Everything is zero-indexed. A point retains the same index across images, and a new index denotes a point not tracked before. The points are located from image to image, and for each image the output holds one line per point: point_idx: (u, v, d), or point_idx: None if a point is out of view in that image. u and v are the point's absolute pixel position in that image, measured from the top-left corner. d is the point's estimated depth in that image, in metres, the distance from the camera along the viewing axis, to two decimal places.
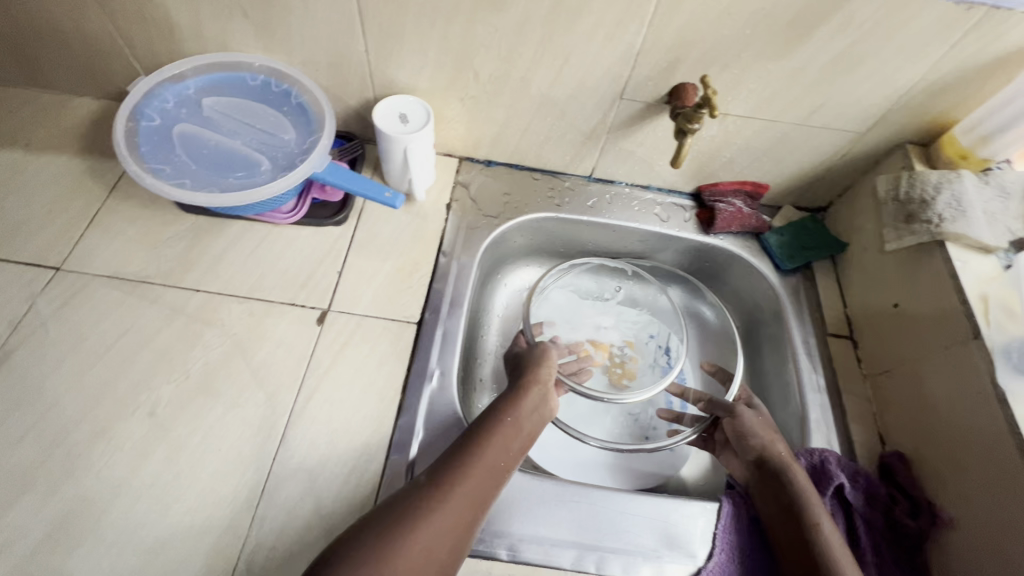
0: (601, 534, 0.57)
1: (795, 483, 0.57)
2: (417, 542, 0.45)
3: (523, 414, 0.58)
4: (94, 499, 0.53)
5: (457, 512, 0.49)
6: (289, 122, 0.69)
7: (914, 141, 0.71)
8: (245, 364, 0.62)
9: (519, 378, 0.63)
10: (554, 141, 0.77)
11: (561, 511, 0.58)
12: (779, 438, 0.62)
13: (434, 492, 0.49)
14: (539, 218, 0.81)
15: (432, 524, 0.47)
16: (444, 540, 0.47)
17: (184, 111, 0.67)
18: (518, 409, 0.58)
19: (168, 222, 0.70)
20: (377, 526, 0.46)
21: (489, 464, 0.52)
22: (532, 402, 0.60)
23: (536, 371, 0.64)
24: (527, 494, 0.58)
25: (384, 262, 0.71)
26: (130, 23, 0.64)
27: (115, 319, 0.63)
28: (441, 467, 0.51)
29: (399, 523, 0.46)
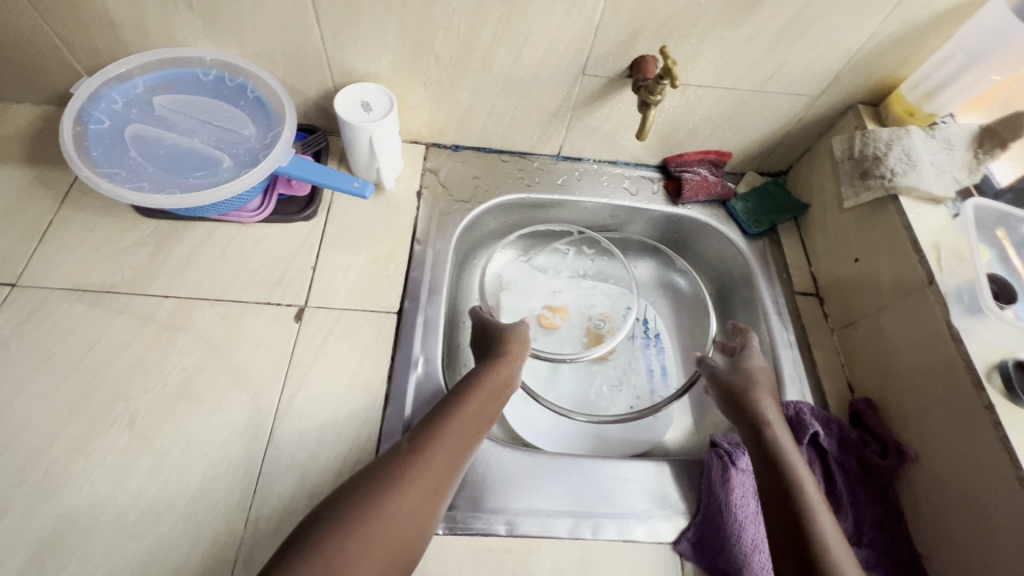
0: (594, 501, 0.59)
1: (765, 434, 0.59)
2: (398, 504, 0.47)
3: (496, 382, 0.60)
4: (78, 518, 0.52)
5: (435, 474, 0.50)
6: (247, 117, 0.67)
7: (864, 102, 0.74)
8: (225, 367, 0.61)
9: (491, 352, 0.65)
10: (520, 121, 0.77)
11: (554, 482, 0.59)
12: (764, 389, 0.63)
13: (414, 456, 0.50)
14: (511, 199, 0.81)
15: (411, 486, 0.48)
16: (422, 502, 0.48)
17: (135, 111, 0.64)
18: (491, 377, 0.60)
19: (128, 228, 0.68)
20: (360, 493, 0.47)
21: (460, 434, 0.54)
22: (504, 372, 0.62)
23: (508, 345, 0.65)
24: (520, 469, 0.60)
25: (359, 254, 0.71)
26: (67, 22, 0.61)
27: (81, 332, 0.61)
28: (421, 432, 0.53)
29: (374, 492, 0.47)
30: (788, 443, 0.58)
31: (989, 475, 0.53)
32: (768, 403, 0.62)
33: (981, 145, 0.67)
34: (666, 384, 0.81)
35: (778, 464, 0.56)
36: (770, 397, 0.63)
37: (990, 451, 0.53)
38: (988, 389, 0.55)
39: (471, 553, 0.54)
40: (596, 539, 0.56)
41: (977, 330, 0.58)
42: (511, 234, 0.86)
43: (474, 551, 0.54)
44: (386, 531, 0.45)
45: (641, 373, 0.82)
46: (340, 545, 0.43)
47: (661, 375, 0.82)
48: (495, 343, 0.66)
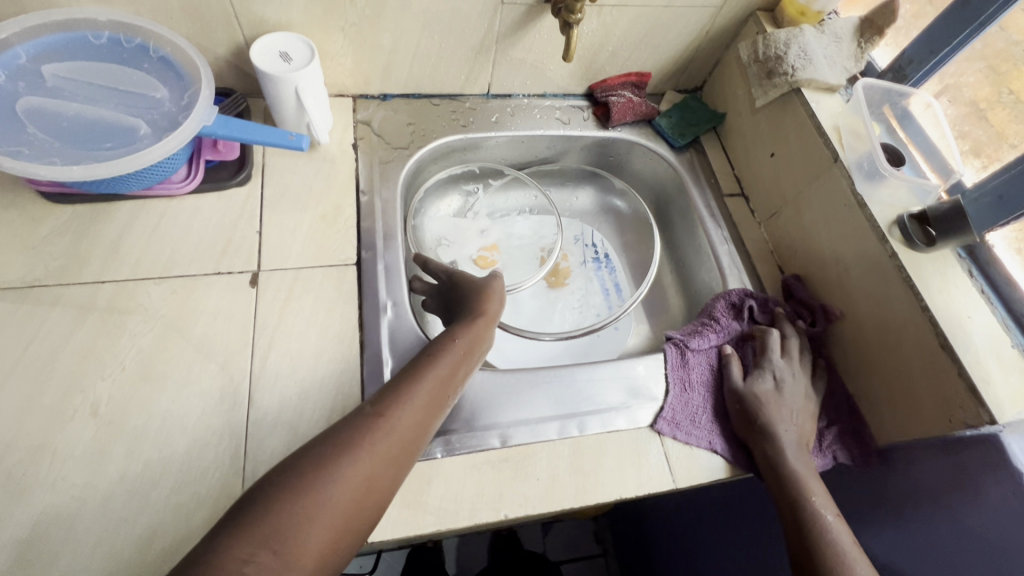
0: (577, 403, 0.63)
1: (776, 452, 0.60)
2: (357, 468, 0.45)
3: (467, 344, 0.59)
4: (55, 513, 0.49)
5: (401, 437, 0.48)
6: (155, 79, 0.62)
7: (762, 8, 0.80)
8: (185, 341, 0.59)
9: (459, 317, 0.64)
10: (446, 60, 0.77)
11: (539, 392, 0.63)
12: (778, 410, 0.63)
13: (379, 420, 0.48)
14: (447, 141, 0.81)
15: (374, 451, 0.46)
16: (382, 468, 0.46)
17: (23, 83, 0.58)
18: (462, 339, 0.59)
19: (42, 217, 0.62)
20: (316, 455, 0.44)
21: (426, 395, 0.52)
22: (473, 338, 0.61)
23: (484, 305, 0.65)
24: (507, 387, 0.63)
25: (305, 212, 0.69)
26: None
27: (13, 331, 0.56)
28: (386, 394, 0.51)
29: (329, 455, 0.44)
30: (794, 455, 0.60)
31: (906, 318, 0.61)
32: (782, 423, 0.62)
33: (861, 35, 0.75)
34: (621, 298, 0.87)
35: (789, 483, 0.59)
36: (784, 415, 0.62)
37: (900, 296, 0.62)
38: (890, 241, 0.63)
39: (472, 468, 0.57)
40: (584, 434, 0.61)
41: (876, 193, 0.67)
42: (441, 177, 0.86)
43: (473, 466, 0.57)
44: (342, 496, 0.43)
45: (598, 292, 0.87)
46: (294, 512, 0.41)
47: (616, 292, 0.88)
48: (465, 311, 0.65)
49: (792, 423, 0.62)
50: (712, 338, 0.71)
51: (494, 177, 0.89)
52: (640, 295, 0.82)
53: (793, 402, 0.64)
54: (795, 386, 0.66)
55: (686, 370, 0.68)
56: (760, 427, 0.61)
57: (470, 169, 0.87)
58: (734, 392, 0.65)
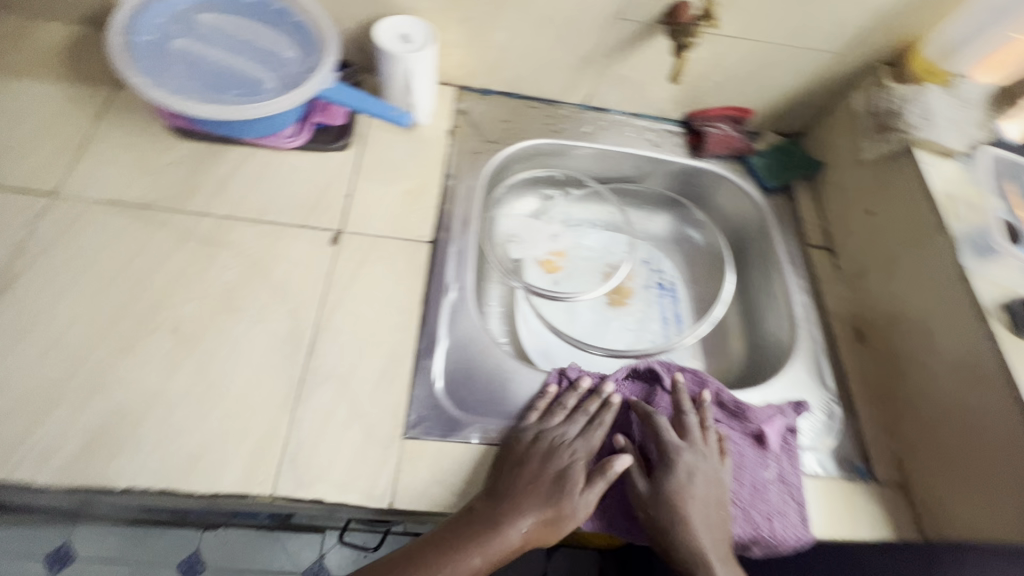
0: None
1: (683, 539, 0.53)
2: None
3: (519, 538, 0.51)
4: (123, 410, 0.53)
5: None
6: (288, 42, 0.67)
7: (884, 61, 0.77)
8: (264, 282, 0.63)
9: (528, 469, 0.55)
10: (551, 66, 0.80)
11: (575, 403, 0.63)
12: (668, 492, 0.55)
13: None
14: (537, 143, 0.83)
15: None
16: None
17: (179, 27, 0.64)
18: (502, 529, 0.50)
19: (167, 147, 0.69)
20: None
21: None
22: (542, 517, 0.51)
23: (547, 515, 0.52)
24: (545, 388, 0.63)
25: (393, 186, 0.73)
26: None
27: (123, 243, 0.62)
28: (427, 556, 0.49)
29: None
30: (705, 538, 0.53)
31: (991, 411, 0.56)
32: (682, 503, 0.55)
33: (992, 105, 0.72)
34: (680, 330, 0.85)
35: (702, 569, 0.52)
36: (680, 496, 0.55)
37: (990, 385, 0.57)
38: (990, 321, 0.59)
39: None
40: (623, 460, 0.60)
41: (983, 269, 0.62)
42: (525, 176, 0.86)
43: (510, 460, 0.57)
44: None
45: (656, 319, 0.85)
46: None
47: (675, 322, 0.85)
48: (541, 480, 0.54)
49: (693, 502, 0.55)
50: (564, 406, 0.61)
51: (573, 186, 0.89)
52: (699, 329, 0.80)
53: (710, 495, 0.56)
54: (705, 462, 0.58)
55: (532, 442, 0.57)
56: (665, 526, 0.54)
57: (551, 175, 0.88)
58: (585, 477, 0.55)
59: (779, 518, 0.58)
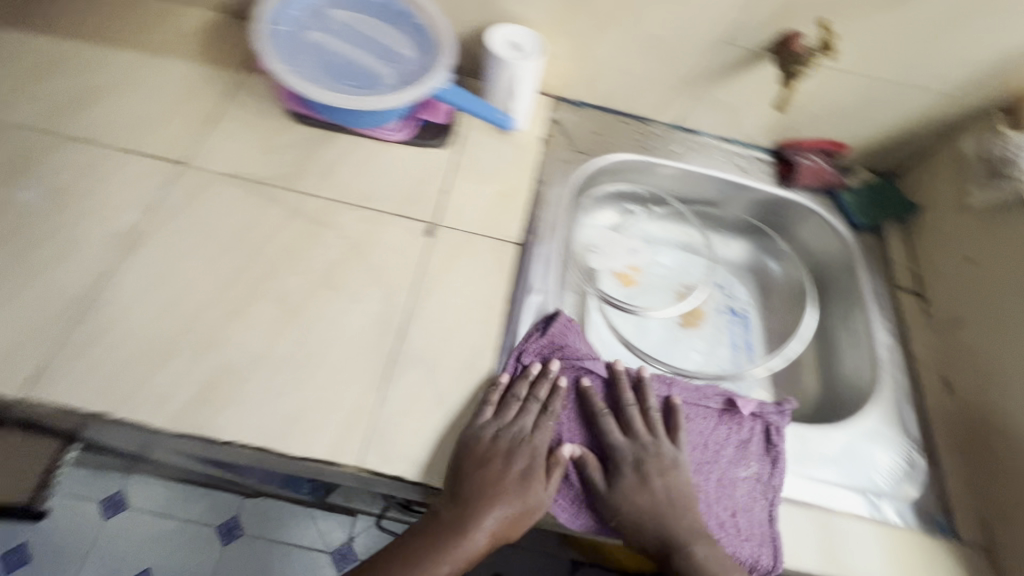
0: None
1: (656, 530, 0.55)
2: None
3: (494, 531, 0.53)
4: (230, 369, 0.57)
5: None
6: (408, 42, 0.71)
7: (999, 107, 0.75)
8: (362, 265, 0.66)
9: (487, 466, 0.55)
10: (649, 85, 0.81)
11: None
12: (639, 486, 0.57)
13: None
14: (625, 158, 0.84)
15: None
16: None
17: (313, 20, 0.69)
18: (474, 527, 0.52)
19: (283, 130, 0.74)
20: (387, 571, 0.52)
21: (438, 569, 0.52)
22: (510, 516, 0.53)
23: (512, 511, 0.54)
24: None
25: (487, 186, 0.75)
26: None
27: (240, 214, 0.67)
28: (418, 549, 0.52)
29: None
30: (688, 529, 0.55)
31: None
32: (654, 497, 0.56)
33: None
34: (750, 360, 0.83)
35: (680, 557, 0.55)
36: (652, 490, 0.56)
37: None
38: None
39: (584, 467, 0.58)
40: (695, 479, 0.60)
41: None
42: (610, 189, 0.87)
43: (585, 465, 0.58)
44: None
45: (726, 345, 0.84)
46: None
47: (746, 351, 0.84)
48: (506, 480, 0.54)
49: (664, 493, 0.57)
50: (518, 395, 0.59)
51: (655, 204, 0.89)
52: (772, 363, 0.78)
53: (676, 487, 0.57)
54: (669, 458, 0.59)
55: (491, 439, 0.56)
56: (631, 518, 0.56)
57: (636, 190, 0.88)
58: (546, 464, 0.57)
59: (743, 514, 0.58)
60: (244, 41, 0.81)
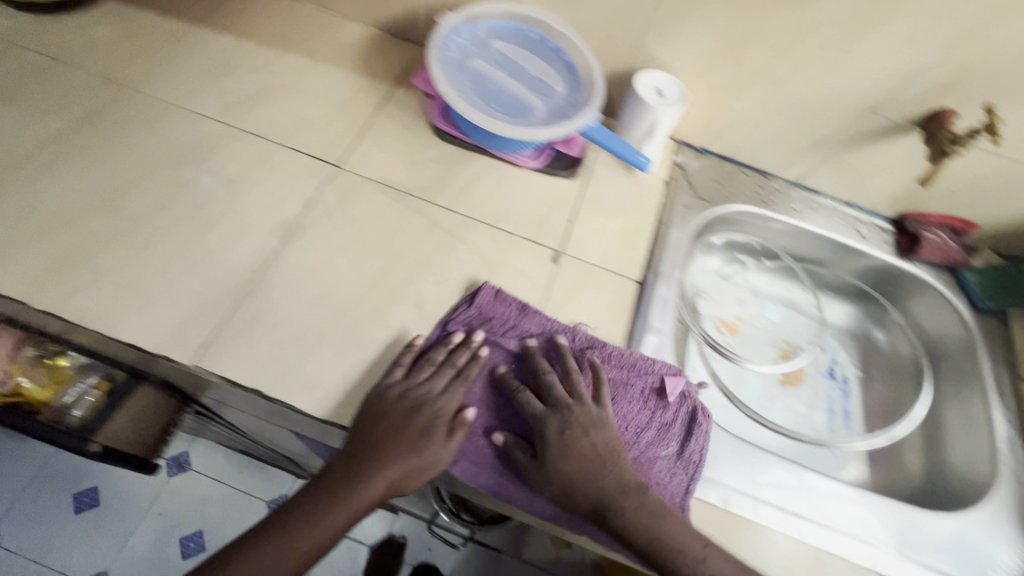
0: (769, 492, 0.62)
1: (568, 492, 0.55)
2: (302, 539, 0.52)
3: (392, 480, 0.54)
4: (371, 365, 0.61)
5: (322, 534, 0.53)
6: (558, 77, 0.75)
7: None
8: (493, 282, 0.69)
9: (389, 418, 0.56)
10: (780, 142, 0.82)
11: (742, 461, 0.64)
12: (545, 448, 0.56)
13: (301, 519, 0.53)
14: (746, 210, 0.84)
15: (300, 539, 0.52)
16: (324, 536, 0.53)
17: (475, 48, 0.74)
18: (368, 473, 0.54)
19: (428, 145, 0.79)
20: (291, 514, 0.53)
21: (339, 515, 0.53)
22: (404, 468, 0.54)
23: (405, 458, 0.54)
24: (725, 446, 0.64)
25: (611, 222, 0.78)
26: None
27: (386, 220, 0.71)
28: (319, 494, 0.54)
29: (290, 518, 0.53)
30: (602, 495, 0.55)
31: None
32: (562, 460, 0.56)
33: None
34: (847, 428, 0.82)
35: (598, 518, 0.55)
36: (559, 454, 0.56)
37: None
38: None
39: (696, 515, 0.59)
40: (803, 540, 0.60)
41: None
42: (727, 238, 0.87)
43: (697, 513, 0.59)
44: (296, 540, 0.52)
45: (822, 408, 0.83)
46: (260, 556, 0.51)
47: (843, 418, 0.82)
48: (408, 432, 0.55)
49: (568, 459, 0.56)
50: (436, 359, 0.60)
51: (766, 257, 0.89)
52: (875, 439, 0.77)
53: (584, 454, 0.56)
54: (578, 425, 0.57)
55: (395, 398, 0.57)
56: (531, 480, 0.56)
57: (750, 241, 0.88)
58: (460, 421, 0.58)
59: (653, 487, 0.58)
60: (396, 57, 0.87)
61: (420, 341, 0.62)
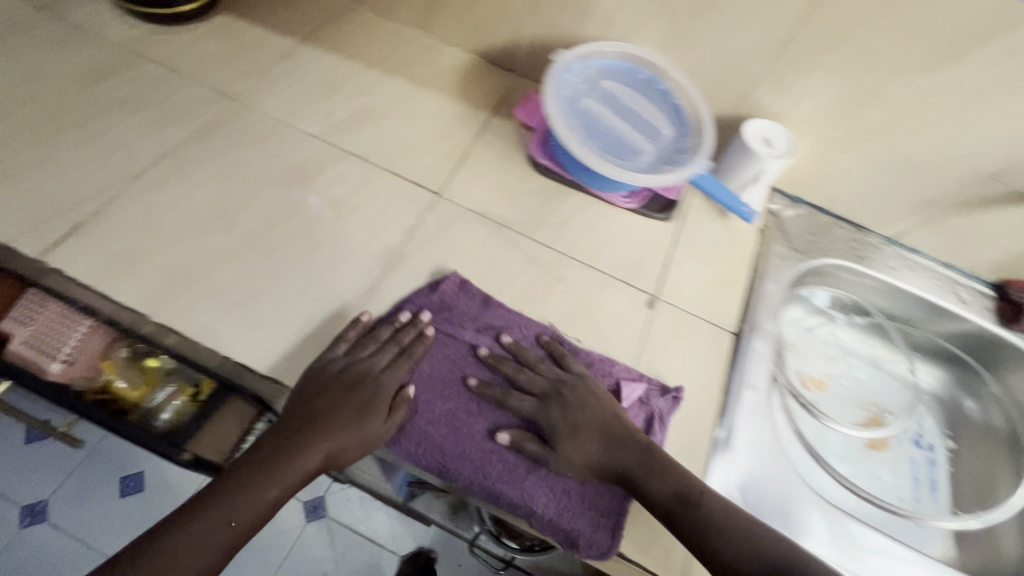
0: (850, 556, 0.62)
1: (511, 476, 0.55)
2: (234, 513, 0.51)
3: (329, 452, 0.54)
4: None
5: (257, 509, 0.51)
6: (665, 121, 0.74)
7: None
8: (589, 324, 0.68)
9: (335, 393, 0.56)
10: (883, 199, 0.80)
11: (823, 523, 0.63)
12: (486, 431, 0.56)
13: (239, 493, 0.51)
14: (843, 264, 0.82)
15: (232, 514, 0.51)
16: (257, 511, 0.51)
17: (587, 87, 0.74)
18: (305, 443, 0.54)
19: (525, 177, 0.79)
20: (227, 487, 0.52)
21: (274, 487, 0.52)
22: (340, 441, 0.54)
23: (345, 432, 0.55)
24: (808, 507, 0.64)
25: (706, 269, 0.77)
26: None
27: (485, 252, 0.71)
28: (254, 468, 0.53)
29: (224, 491, 0.52)
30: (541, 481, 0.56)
31: None
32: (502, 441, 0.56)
33: None
34: (933, 499, 0.77)
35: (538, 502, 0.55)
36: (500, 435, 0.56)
37: None
38: None
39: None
40: None
41: None
42: (822, 291, 0.85)
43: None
44: (232, 515, 0.51)
45: (906, 476, 0.79)
46: (192, 533, 0.49)
47: (929, 488, 0.78)
48: (350, 407, 0.56)
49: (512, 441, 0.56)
50: (376, 334, 0.60)
51: (857, 314, 0.87)
52: (966, 521, 0.72)
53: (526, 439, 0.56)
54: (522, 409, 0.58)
55: (339, 372, 0.58)
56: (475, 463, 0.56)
57: (844, 297, 0.86)
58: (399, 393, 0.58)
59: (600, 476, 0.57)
60: (494, 84, 0.87)
61: (367, 317, 0.62)
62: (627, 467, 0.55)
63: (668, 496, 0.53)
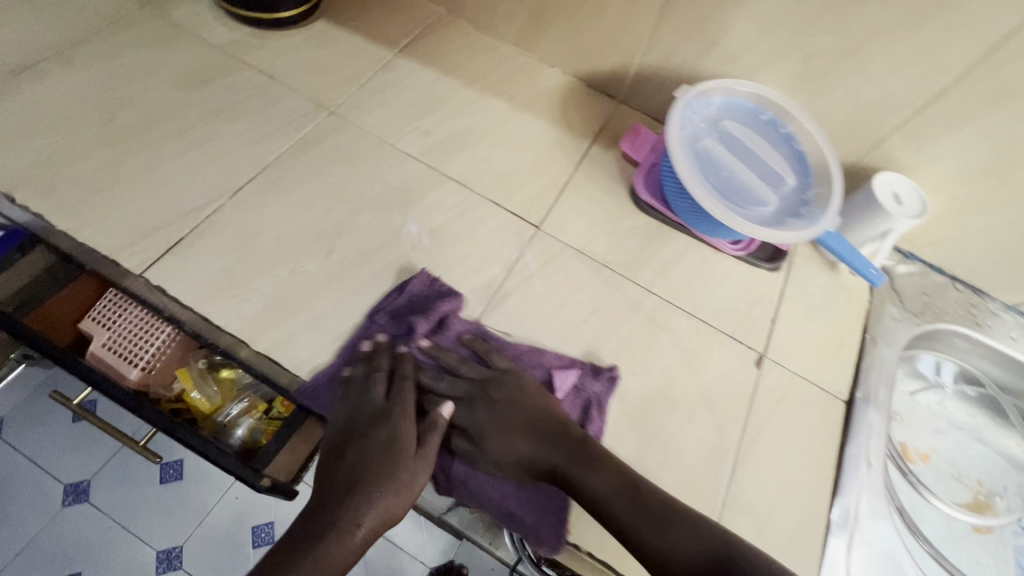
0: None
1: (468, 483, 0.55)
2: None
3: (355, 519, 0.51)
4: None
5: None
6: (788, 168, 0.69)
7: None
8: (696, 381, 0.64)
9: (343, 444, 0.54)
10: (1013, 265, 0.74)
11: None
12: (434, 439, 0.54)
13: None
14: (960, 331, 0.76)
15: None
16: None
17: (707, 127, 0.69)
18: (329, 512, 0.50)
19: (627, 214, 0.75)
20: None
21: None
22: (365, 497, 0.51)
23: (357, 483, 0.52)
24: None
25: (815, 327, 0.72)
26: (681, 25, 0.70)
27: (587, 295, 0.67)
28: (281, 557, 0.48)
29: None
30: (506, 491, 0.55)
31: None
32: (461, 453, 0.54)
33: None
34: None
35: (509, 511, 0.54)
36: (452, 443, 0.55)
37: None
38: None
39: None
40: None
41: None
42: (936, 358, 0.79)
43: None
44: None
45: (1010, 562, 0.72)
46: None
47: None
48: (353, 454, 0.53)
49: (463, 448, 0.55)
50: (377, 384, 0.56)
51: (970, 385, 0.81)
52: None
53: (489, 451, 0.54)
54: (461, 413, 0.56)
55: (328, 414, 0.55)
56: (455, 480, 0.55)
57: (957, 366, 0.80)
58: (416, 441, 0.54)
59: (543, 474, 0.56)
60: (595, 111, 0.83)
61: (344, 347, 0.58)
62: (559, 462, 0.53)
63: (607, 490, 0.51)
